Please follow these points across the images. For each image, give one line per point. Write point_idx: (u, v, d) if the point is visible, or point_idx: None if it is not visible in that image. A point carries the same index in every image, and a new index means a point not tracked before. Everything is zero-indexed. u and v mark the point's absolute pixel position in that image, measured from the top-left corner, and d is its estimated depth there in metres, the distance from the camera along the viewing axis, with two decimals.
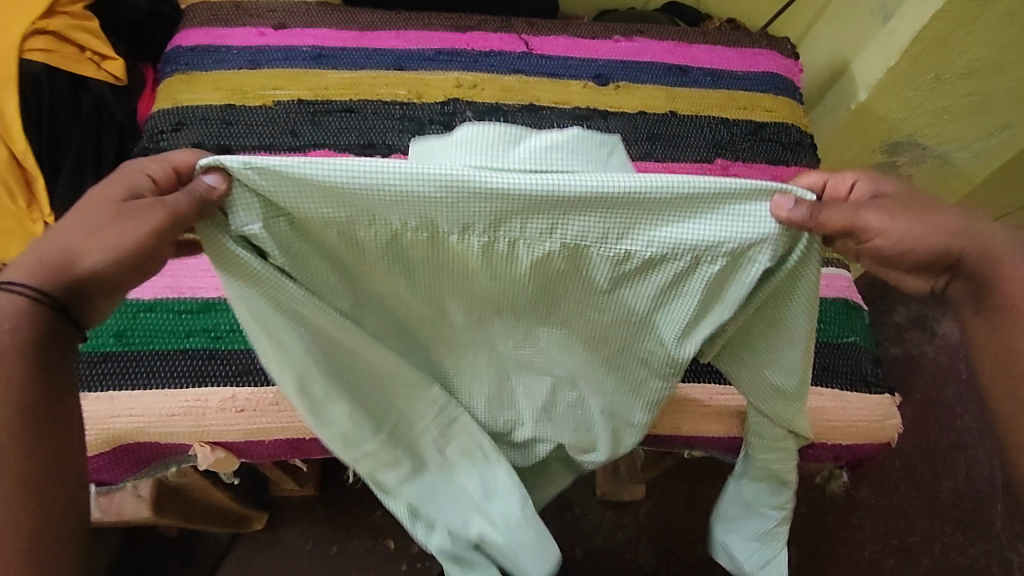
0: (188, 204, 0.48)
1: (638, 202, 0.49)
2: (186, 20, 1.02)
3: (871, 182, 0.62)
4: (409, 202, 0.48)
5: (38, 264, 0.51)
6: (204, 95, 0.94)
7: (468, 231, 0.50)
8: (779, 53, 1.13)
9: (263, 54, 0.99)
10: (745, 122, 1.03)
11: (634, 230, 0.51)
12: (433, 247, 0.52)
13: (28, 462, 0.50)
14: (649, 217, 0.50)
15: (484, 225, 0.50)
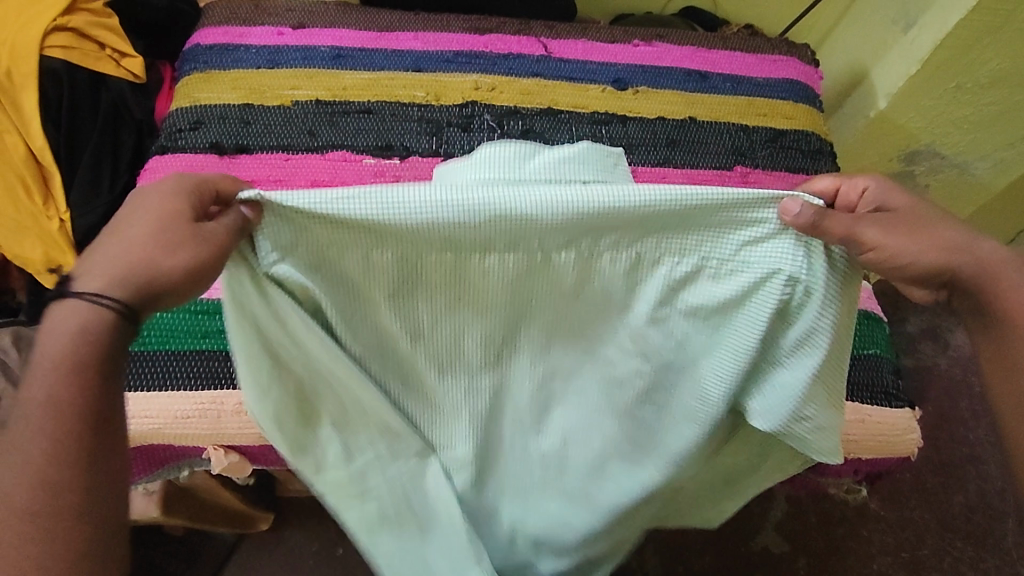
0: (226, 232, 0.50)
1: (657, 217, 0.51)
2: (205, 18, 1.02)
3: (882, 190, 0.63)
4: (435, 220, 0.49)
5: (114, 275, 0.50)
6: (223, 94, 0.94)
7: (489, 249, 0.52)
8: (800, 60, 1.11)
9: (281, 54, 0.98)
10: (764, 129, 1.02)
11: (662, 243, 0.53)
12: (454, 267, 0.54)
13: (85, 476, 0.48)
14: (678, 232, 0.53)
15: (503, 242, 0.52)
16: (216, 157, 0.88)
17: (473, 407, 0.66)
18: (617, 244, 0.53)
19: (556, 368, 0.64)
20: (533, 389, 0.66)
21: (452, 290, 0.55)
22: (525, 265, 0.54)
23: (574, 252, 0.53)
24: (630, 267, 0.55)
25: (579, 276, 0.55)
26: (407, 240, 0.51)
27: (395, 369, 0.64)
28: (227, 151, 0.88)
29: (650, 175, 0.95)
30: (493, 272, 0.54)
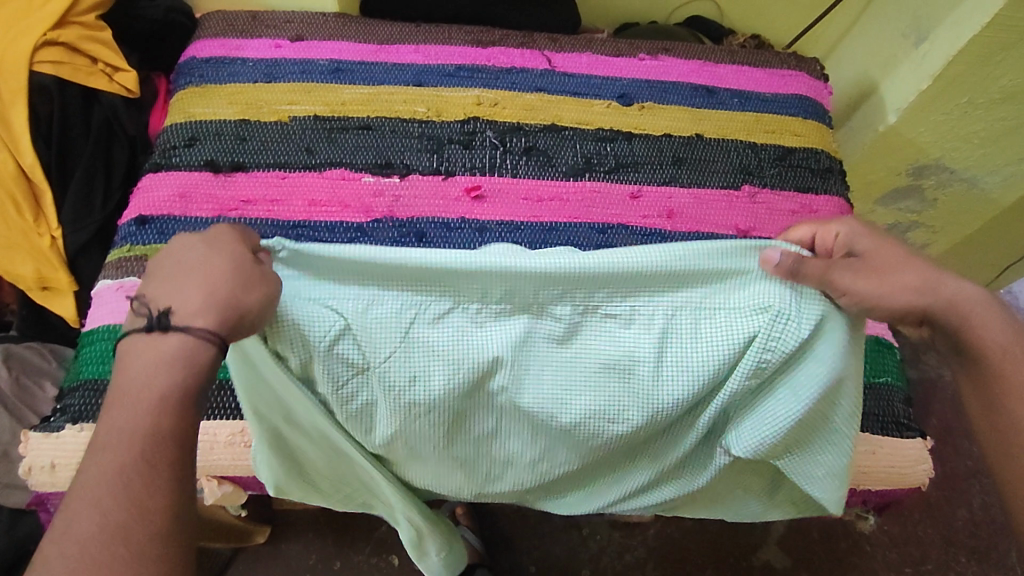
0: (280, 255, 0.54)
1: (643, 274, 0.55)
2: (201, 30, 0.99)
3: (854, 234, 0.61)
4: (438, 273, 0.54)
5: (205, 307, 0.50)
6: (219, 109, 0.91)
7: (486, 299, 0.56)
8: (809, 75, 1.09)
9: (280, 68, 0.96)
10: (772, 146, 1.00)
11: (644, 297, 0.57)
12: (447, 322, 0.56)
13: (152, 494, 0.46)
14: (659, 285, 0.57)
15: (501, 294, 0.56)
16: (210, 175, 0.85)
17: (462, 461, 0.67)
18: (609, 300, 0.57)
19: (544, 437, 0.64)
20: (521, 451, 0.66)
21: (456, 374, 0.57)
22: (528, 329, 0.57)
23: (567, 310, 0.57)
24: (621, 322, 0.58)
25: (576, 336, 0.58)
26: (420, 297, 0.56)
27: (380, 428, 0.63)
28: (222, 169, 0.86)
29: (656, 195, 0.93)
30: (494, 347, 0.57)
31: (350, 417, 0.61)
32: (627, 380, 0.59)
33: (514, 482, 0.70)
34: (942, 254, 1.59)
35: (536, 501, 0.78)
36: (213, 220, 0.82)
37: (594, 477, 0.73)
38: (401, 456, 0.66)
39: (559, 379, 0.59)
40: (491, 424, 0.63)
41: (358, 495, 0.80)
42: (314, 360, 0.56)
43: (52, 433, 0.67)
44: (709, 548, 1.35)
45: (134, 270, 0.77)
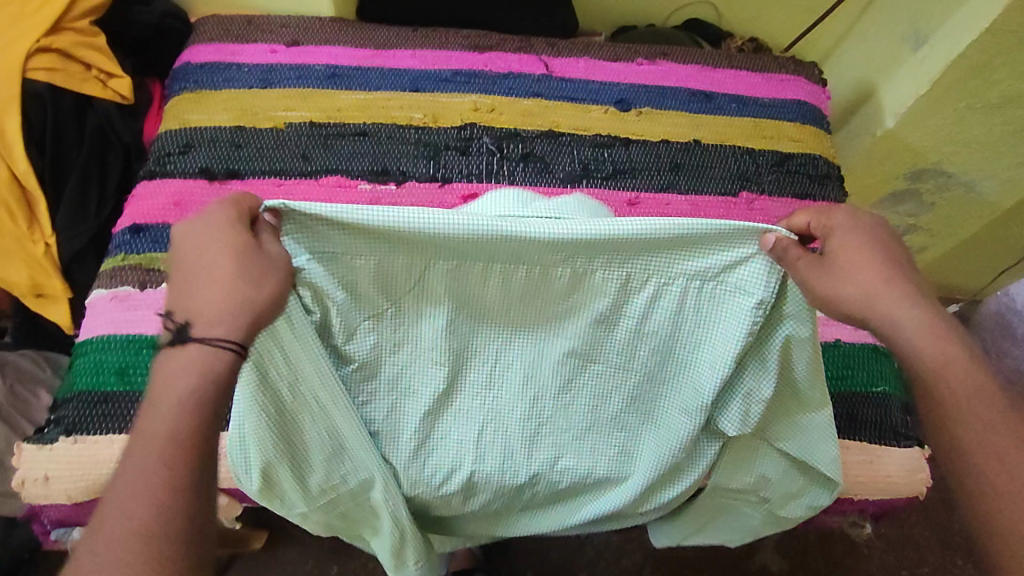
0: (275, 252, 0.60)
1: (642, 242, 0.59)
2: (196, 34, 0.99)
3: (843, 230, 0.64)
4: (446, 236, 0.58)
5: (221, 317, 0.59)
6: (214, 115, 0.91)
7: (492, 261, 0.60)
8: (807, 80, 1.08)
9: (275, 73, 0.96)
10: (770, 152, 0.99)
11: (643, 262, 0.61)
12: (457, 275, 0.61)
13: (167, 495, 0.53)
14: (658, 251, 0.60)
15: (508, 257, 0.60)
16: (206, 183, 0.85)
17: (468, 427, 0.71)
18: (607, 265, 0.61)
19: (546, 388, 0.69)
20: (524, 410, 0.70)
21: (459, 318, 0.64)
22: (531, 286, 0.62)
23: (569, 271, 0.61)
24: (619, 284, 0.62)
25: (574, 297, 0.63)
26: (427, 259, 0.60)
27: (390, 388, 0.68)
28: (217, 177, 0.85)
29: (654, 202, 0.92)
30: (500, 298, 0.63)
31: (355, 366, 0.66)
32: (619, 333, 0.65)
33: (516, 454, 0.72)
34: (939, 257, 1.59)
35: (531, 490, 0.77)
36: None
37: (590, 453, 0.74)
38: (404, 414, 0.69)
39: (560, 331, 0.64)
40: (493, 373, 0.68)
41: (341, 501, 0.75)
42: (332, 312, 0.63)
43: (45, 445, 0.67)
44: (706, 551, 1.35)
45: (129, 279, 0.77)
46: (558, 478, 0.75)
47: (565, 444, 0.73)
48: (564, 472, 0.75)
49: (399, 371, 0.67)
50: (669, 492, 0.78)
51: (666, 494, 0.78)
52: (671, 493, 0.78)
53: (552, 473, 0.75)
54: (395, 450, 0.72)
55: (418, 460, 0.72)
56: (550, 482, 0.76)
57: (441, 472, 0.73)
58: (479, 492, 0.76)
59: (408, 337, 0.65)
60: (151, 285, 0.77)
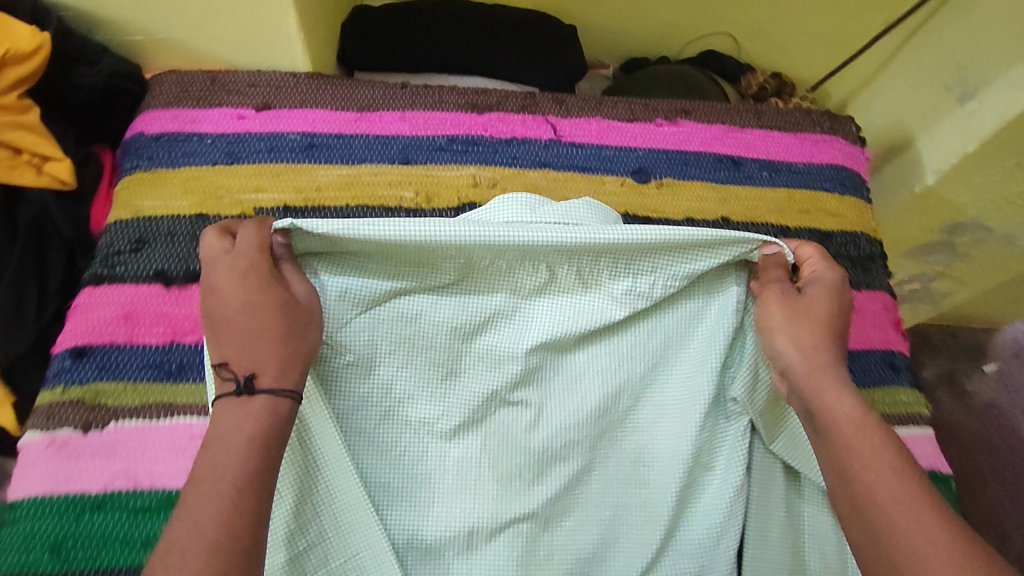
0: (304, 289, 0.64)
1: (636, 248, 0.71)
2: (152, 97, 0.86)
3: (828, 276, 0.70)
4: (456, 240, 0.68)
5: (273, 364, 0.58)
6: (171, 201, 0.78)
7: (501, 257, 0.71)
8: (845, 139, 0.96)
9: (243, 144, 0.83)
10: (806, 231, 0.89)
11: (640, 268, 0.73)
12: (475, 277, 0.72)
13: None
14: (649, 260, 0.73)
15: (513, 257, 0.71)
16: (162, 289, 0.73)
17: (469, 448, 0.71)
18: (613, 265, 0.73)
19: (543, 393, 0.73)
20: (526, 422, 0.71)
21: (468, 317, 0.71)
22: (539, 279, 0.72)
23: (570, 271, 0.73)
24: (626, 290, 0.73)
25: (569, 294, 0.73)
26: (431, 269, 0.71)
27: (394, 405, 0.70)
28: (175, 281, 0.73)
29: None
30: (506, 292, 0.72)
31: (362, 364, 0.69)
32: (629, 330, 0.75)
33: (521, 482, 0.70)
34: (970, 299, 1.48)
35: (539, 542, 0.70)
36: (164, 349, 0.70)
37: (597, 475, 0.73)
38: (402, 424, 0.70)
39: (558, 328, 0.72)
40: (498, 381, 0.71)
41: (314, 559, 0.64)
42: (348, 323, 0.69)
43: None
44: None
45: (69, 420, 0.65)
46: (566, 519, 0.71)
47: (573, 469, 0.72)
48: (573, 505, 0.72)
49: (405, 379, 0.70)
50: (702, 530, 0.73)
51: (699, 533, 0.73)
52: (706, 532, 0.73)
53: (560, 503, 0.71)
54: (395, 484, 0.69)
55: (414, 486, 0.69)
56: (558, 521, 0.71)
57: (438, 500, 0.69)
58: (483, 540, 0.69)
59: (414, 346, 0.71)
60: (96, 425, 0.65)
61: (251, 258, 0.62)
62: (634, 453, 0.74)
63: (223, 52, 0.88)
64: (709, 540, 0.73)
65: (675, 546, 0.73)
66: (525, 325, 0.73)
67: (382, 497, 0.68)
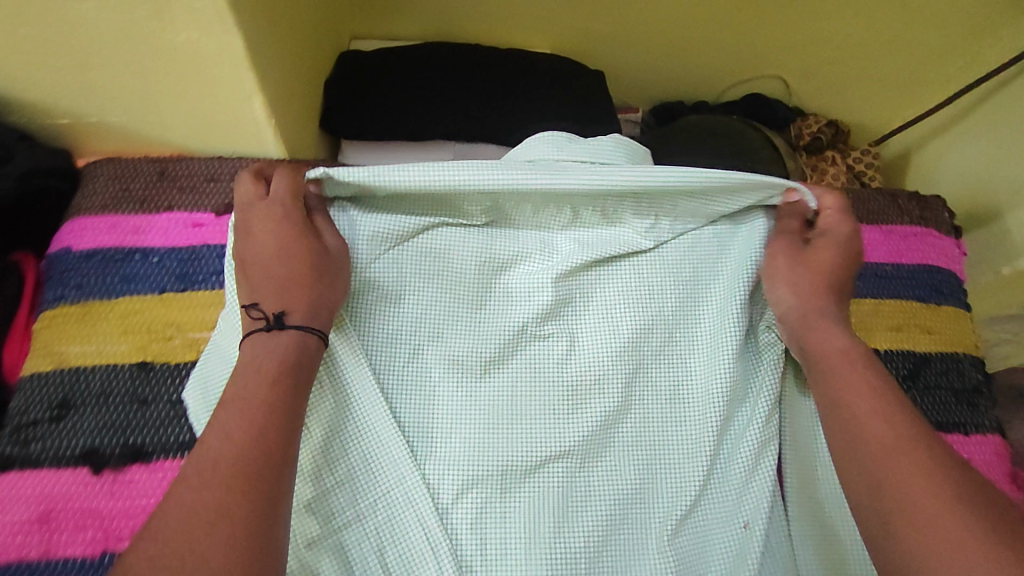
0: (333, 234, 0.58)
1: (652, 191, 0.66)
2: (83, 194, 0.67)
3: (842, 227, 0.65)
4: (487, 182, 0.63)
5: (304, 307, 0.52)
6: (106, 345, 0.61)
7: (522, 202, 0.68)
8: (937, 231, 0.80)
9: (199, 262, 0.66)
10: (900, 354, 0.73)
11: (660, 205, 0.69)
12: (499, 219, 0.69)
13: None
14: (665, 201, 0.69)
15: (536, 199, 0.68)
16: (90, 476, 0.56)
17: (495, 382, 0.67)
18: (637, 206, 0.69)
19: (571, 330, 0.69)
20: (553, 356, 0.68)
21: (498, 251, 0.69)
22: (559, 224, 0.69)
23: (594, 211, 0.69)
24: (646, 228, 0.70)
25: (588, 235, 0.70)
26: (457, 210, 0.68)
27: (423, 338, 0.66)
28: (107, 465, 0.57)
29: None
30: (530, 235, 0.70)
31: (392, 298, 0.65)
32: (648, 264, 0.70)
33: (551, 418, 0.66)
34: None
35: (574, 477, 0.65)
36: (89, 565, 0.53)
37: (632, 410, 0.67)
38: (431, 359, 0.65)
39: (588, 256, 0.69)
40: (523, 314, 0.68)
41: (342, 498, 0.59)
42: (380, 263, 0.66)
43: None
44: None
45: None
46: (604, 459, 0.66)
47: (608, 407, 0.67)
48: (608, 448, 0.66)
49: (434, 315, 0.66)
50: (735, 480, 0.66)
51: (733, 482, 0.66)
52: (738, 484, 0.66)
53: (592, 436, 0.66)
54: (424, 427, 0.64)
55: (444, 427, 0.64)
56: (591, 454, 0.65)
57: (469, 439, 0.64)
58: (513, 464, 0.63)
59: (443, 280, 0.67)
60: None
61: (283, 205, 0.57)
62: (664, 388, 0.68)
63: (175, 137, 0.69)
64: (740, 491, 0.66)
65: (709, 495, 0.66)
66: (540, 262, 0.70)
67: (413, 427, 0.63)
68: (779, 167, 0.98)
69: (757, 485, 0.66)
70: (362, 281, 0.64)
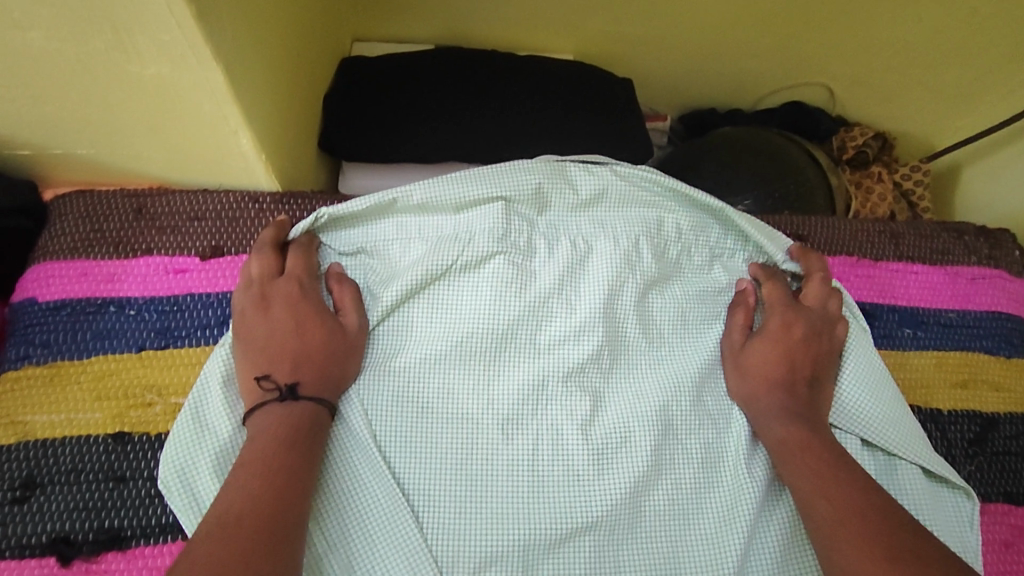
0: (347, 297, 0.59)
1: (648, 219, 0.65)
2: (51, 234, 0.60)
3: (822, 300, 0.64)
4: (485, 208, 0.62)
5: (310, 381, 0.54)
6: (77, 413, 0.55)
7: (532, 230, 0.63)
8: (1007, 272, 0.71)
9: (182, 314, 0.58)
10: (965, 416, 0.66)
11: (667, 235, 0.65)
12: (516, 261, 0.62)
13: None
14: (670, 232, 0.66)
15: (543, 225, 0.64)
16: (62, 566, 0.50)
17: (518, 453, 0.58)
18: (649, 236, 0.65)
19: (603, 391, 0.61)
20: (584, 419, 0.60)
21: (516, 297, 0.61)
22: (576, 259, 0.63)
23: (611, 240, 0.64)
24: (660, 255, 0.65)
25: (614, 269, 0.63)
26: (465, 259, 0.61)
27: (437, 400, 0.59)
28: (79, 555, 0.51)
29: None
30: (551, 276, 0.62)
31: (402, 355, 0.59)
32: (663, 304, 0.64)
33: (581, 492, 0.58)
34: None
35: (606, 554, 0.57)
36: None
37: (667, 475, 0.59)
38: (445, 426, 0.58)
39: (612, 301, 0.62)
40: (547, 371, 0.60)
41: (337, 565, 0.54)
42: (389, 316, 0.60)
43: None
44: None
45: None
46: (640, 537, 0.58)
47: (643, 480, 0.58)
48: (644, 527, 0.58)
49: (449, 373, 0.59)
50: (776, 554, 0.58)
51: (773, 557, 0.58)
52: (779, 559, 0.58)
53: (628, 513, 0.58)
54: (438, 503, 0.56)
55: (458, 496, 0.57)
56: (624, 534, 0.57)
57: (486, 510, 0.57)
58: (537, 546, 0.56)
59: (458, 335, 0.60)
60: None
61: (298, 285, 0.57)
62: (699, 454, 0.60)
63: (154, 169, 0.62)
64: (780, 567, 0.58)
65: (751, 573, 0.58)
66: (561, 306, 0.62)
67: (421, 504, 0.56)
68: (824, 188, 0.89)
69: (799, 561, 0.58)
70: (374, 338, 0.60)
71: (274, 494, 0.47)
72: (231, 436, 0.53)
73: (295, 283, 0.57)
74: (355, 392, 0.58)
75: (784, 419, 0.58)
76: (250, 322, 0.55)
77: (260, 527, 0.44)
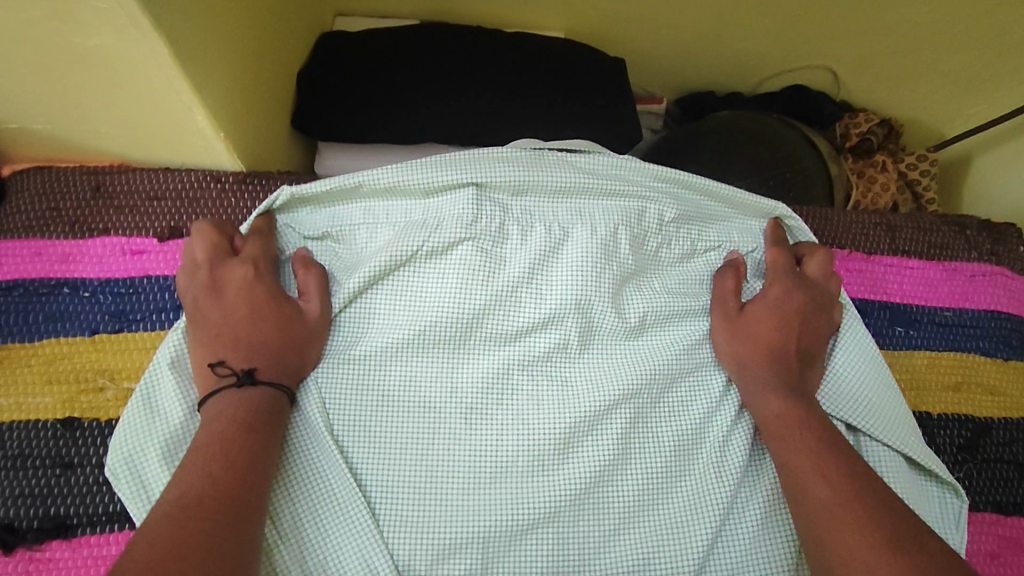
0: (310, 281, 0.56)
1: (629, 207, 0.62)
2: (6, 212, 0.58)
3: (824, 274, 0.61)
4: (457, 193, 0.59)
5: (268, 366, 0.52)
6: (28, 396, 0.53)
7: (506, 217, 0.60)
8: (1009, 269, 0.68)
9: (137, 297, 0.56)
10: (956, 421, 0.63)
11: (647, 224, 0.62)
12: (487, 248, 0.59)
13: None
14: (651, 222, 0.62)
15: (517, 213, 0.61)
16: (5, 554, 0.50)
17: (481, 444, 0.56)
18: (629, 225, 0.61)
19: (573, 383, 0.59)
20: (551, 412, 0.57)
21: (485, 284, 0.58)
22: (549, 248, 0.60)
23: (588, 229, 0.61)
24: (639, 245, 0.62)
25: (590, 260, 0.60)
26: (434, 245, 0.58)
27: (400, 389, 0.57)
28: (22, 543, 0.50)
29: None
30: (523, 265, 0.59)
31: (365, 342, 0.57)
32: (640, 296, 0.61)
33: (544, 485, 0.56)
34: None
35: (568, 547, 0.55)
36: None
37: (634, 471, 0.57)
38: (407, 416, 0.56)
39: (586, 291, 0.59)
40: (514, 361, 0.58)
41: (288, 558, 0.52)
42: (352, 301, 0.58)
43: None
44: None
45: None
46: (604, 535, 0.56)
47: (611, 477, 0.56)
48: (608, 525, 0.56)
49: (412, 362, 0.57)
50: (742, 554, 0.56)
51: (738, 558, 0.56)
52: (744, 560, 0.56)
53: (593, 509, 0.56)
54: (396, 494, 0.55)
55: (417, 488, 0.55)
56: (588, 530, 0.55)
57: (446, 503, 0.55)
58: (496, 539, 0.54)
59: (423, 322, 0.58)
60: None
61: (253, 268, 0.55)
62: (671, 453, 0.58)
63: (113, 146, 0.59)
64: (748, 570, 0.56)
65: (714, 570, 0.56)
66: (531, 295, 0.59)
67: (379, 495, 0.55)
68: (822, 176, 0.85)
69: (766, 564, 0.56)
70: (337, 325, 0.58)
71: (235, 487, 0.45)
72: (181, 423, 0.52)
73: (252, 266, 0.55)
74: (315, 381, 0.56)
75: (769, 423, 0.55)
76: (206, 307, 0.53)
77: (217, 523, 0.42)
